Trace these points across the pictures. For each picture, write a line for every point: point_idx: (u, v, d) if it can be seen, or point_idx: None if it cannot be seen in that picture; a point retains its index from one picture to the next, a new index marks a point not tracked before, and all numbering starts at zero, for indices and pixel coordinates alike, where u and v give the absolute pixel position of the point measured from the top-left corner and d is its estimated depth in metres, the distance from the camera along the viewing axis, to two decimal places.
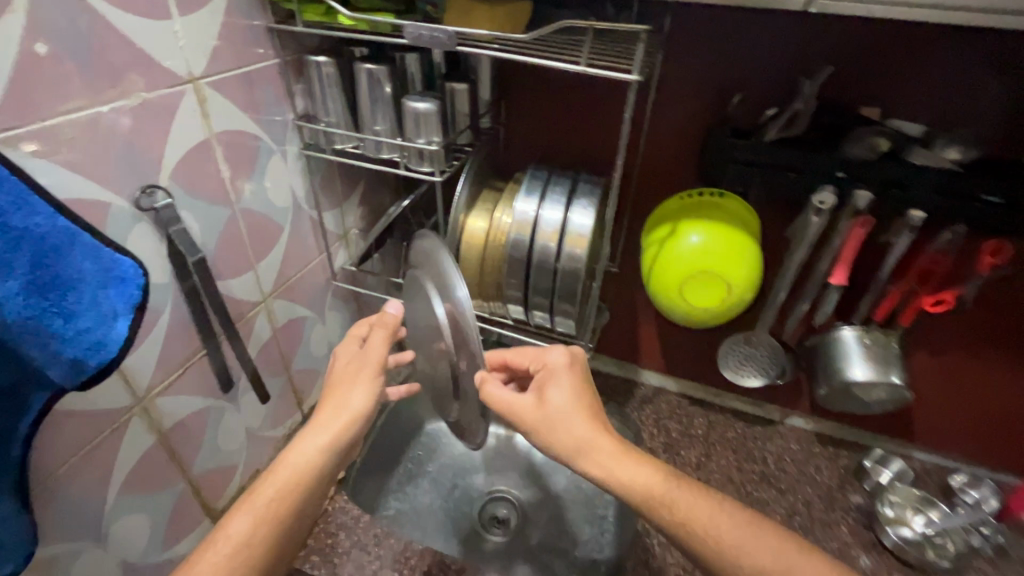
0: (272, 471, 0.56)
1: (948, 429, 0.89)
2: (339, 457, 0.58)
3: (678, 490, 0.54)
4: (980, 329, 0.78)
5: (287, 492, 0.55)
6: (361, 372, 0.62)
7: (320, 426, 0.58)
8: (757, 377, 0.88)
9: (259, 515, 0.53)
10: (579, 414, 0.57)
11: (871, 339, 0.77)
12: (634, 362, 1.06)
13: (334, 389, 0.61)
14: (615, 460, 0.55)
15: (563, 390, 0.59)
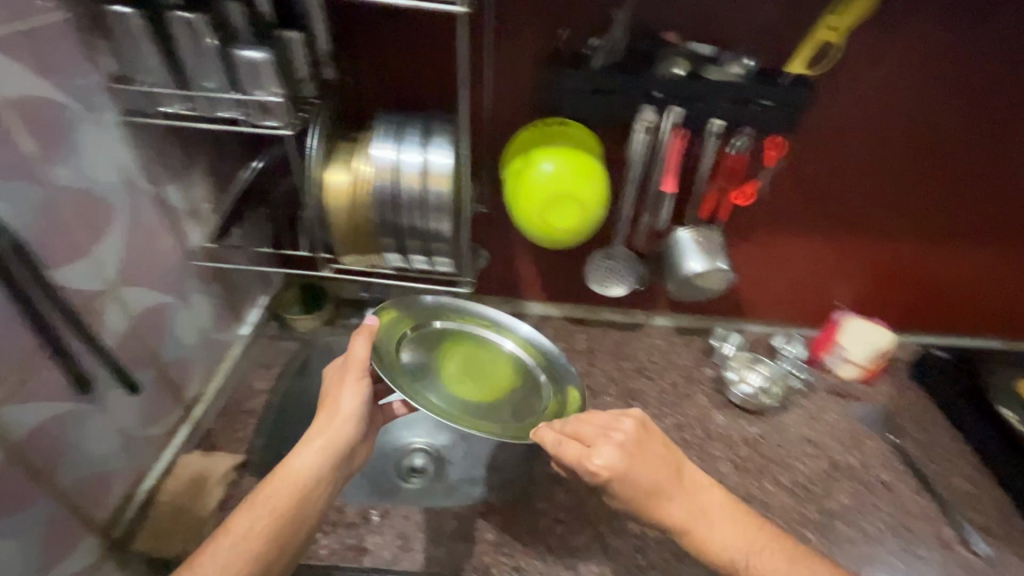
0: (273, 475, 0.64)
1: (767, 301, 1.11)
2: (333, 460, 0.67)
3: (716, 531, 0.63)
4: (775, 213, 0.97)
5: (283, 491, 0.63)
6: (346, 381, 0.71)
7: (318, 434, 0.67)
8: (620, 286, 1.00)
9: (258, 512, 0.61)
10: (659, 494, 0.63)
11: (701, 236, 0.92)
12: (518, 296, 1.15)
13: (329, 402, 0.70)
14: (701, 531, 0.62)
15: (642, 467, 0.63)
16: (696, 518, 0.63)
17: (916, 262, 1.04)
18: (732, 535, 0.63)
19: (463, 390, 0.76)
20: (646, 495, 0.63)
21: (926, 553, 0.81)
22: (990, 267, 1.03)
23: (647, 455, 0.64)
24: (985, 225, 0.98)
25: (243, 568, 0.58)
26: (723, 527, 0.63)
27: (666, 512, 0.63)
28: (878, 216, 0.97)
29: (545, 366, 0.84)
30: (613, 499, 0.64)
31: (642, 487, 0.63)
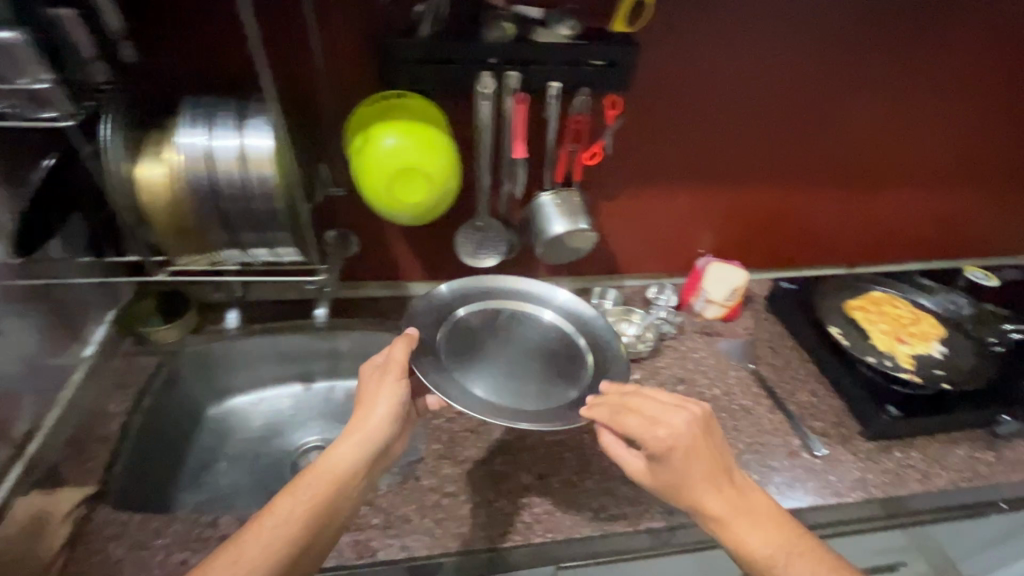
0: (314, 465, 0.69)
1: (639, 256, 1.18)
2: (365, 456, 0.70)
3: (749, 525, 0.64)
4: (632, 170, 1.01)
5: (322, 482, 0.67)
6: (385, 383, 0.75)
7: (355, 429, 0.71)
8: (492, 257, 1.01)
9: (294, 500, 0.65)
10: (709, 483, 0.65)
11: (561, 198, 0.95)
12: (399, 279, 1.15)
13: (364, 401, 0.74)
14: (745, 524, 0.64)
15: (698, 456, 0.66)
16: (730, 510, 0.65)
17: (764, 205, 1.13)
18: (768, 533, 0.64)
19: (499, 372, 0.88)
20: (683, 481, 0.66)
21: (776, 462, 0.91)
22: (824, 202, 1.15)
23: (707, 448, 0.67)
24: (816, 164, 1.08)
25: (276, 547, 0.62)
26: (756, 525, 0.64)
27: (702, 502, 0.65)
28: (726, 164, 1.04)
29: (585, 330, 0.95)
30: (661, 478, 0.68)
31: (677, 475, 0.66)
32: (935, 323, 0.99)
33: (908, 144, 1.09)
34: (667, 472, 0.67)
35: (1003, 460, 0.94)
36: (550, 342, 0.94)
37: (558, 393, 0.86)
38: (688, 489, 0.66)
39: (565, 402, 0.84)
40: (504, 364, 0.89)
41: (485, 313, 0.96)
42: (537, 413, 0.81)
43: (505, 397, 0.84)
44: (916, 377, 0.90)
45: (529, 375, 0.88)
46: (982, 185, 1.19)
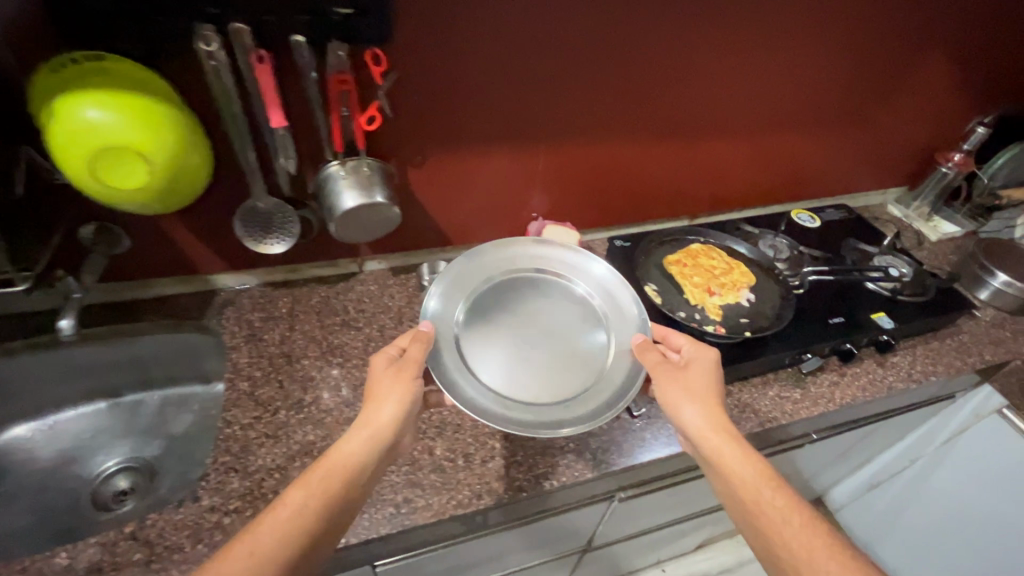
0: (326, 456, 0.65)
1: (471, 224, 1.12)
2: (376, 451, 0.67)
3: (742, 450, 0.69)
4: (438, 133, 0.94)
5: (334, 474, 0.64)
6: (401, 374, 0.71)
7: (367, 421, 0.68)
8: (281, 241, 0.90)
9: (310, 489, 0.62)
10: (713, 407, 0.72)
11: (348, 169, 0.86)
12: (197, 273, 1.02)
13: (376, 394, 0.69)
14: (736, 446, 0.69)
15: (707, 379, 0.75)
16: (732, 432, 0.70)
17: (595, 162, 1.11)
18: (749, 466, 0.68)
19: (512, 359, 0.80)
20: (693, 408, 0.72)
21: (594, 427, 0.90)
22: (656, 157, 1.15)
23: (709, 377, 0.75)
24: (641, 118, 1.06)
25: (285, 538, 0.58)
26: (748, 452, 0.69)
27: (706, 425, 0.70)
28: (545, 122, 1.00)
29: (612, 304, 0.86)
30: (677, 394, 0.73)
31: (695, 401, 0.72)
32: (744, 271, 1.00)
33: (728, 94, 1.08)
34: (698, 394, 0.73)
35: (807, 396, 0.98)
36: (564, 320, 0.85)
37: (576, 380, 0.79)
38: (701, 415, 0.71)
39: (585, 390, 0.78)
40: (518, 351, 0.81)
41: (494, 293, 0.85)
42: (553, 411, 0.75)
43: (516, 389, 0.77)
44: (722, 328, 0.90)
45: (544, 362, 0.81)
46: (804, 130, 1.23)
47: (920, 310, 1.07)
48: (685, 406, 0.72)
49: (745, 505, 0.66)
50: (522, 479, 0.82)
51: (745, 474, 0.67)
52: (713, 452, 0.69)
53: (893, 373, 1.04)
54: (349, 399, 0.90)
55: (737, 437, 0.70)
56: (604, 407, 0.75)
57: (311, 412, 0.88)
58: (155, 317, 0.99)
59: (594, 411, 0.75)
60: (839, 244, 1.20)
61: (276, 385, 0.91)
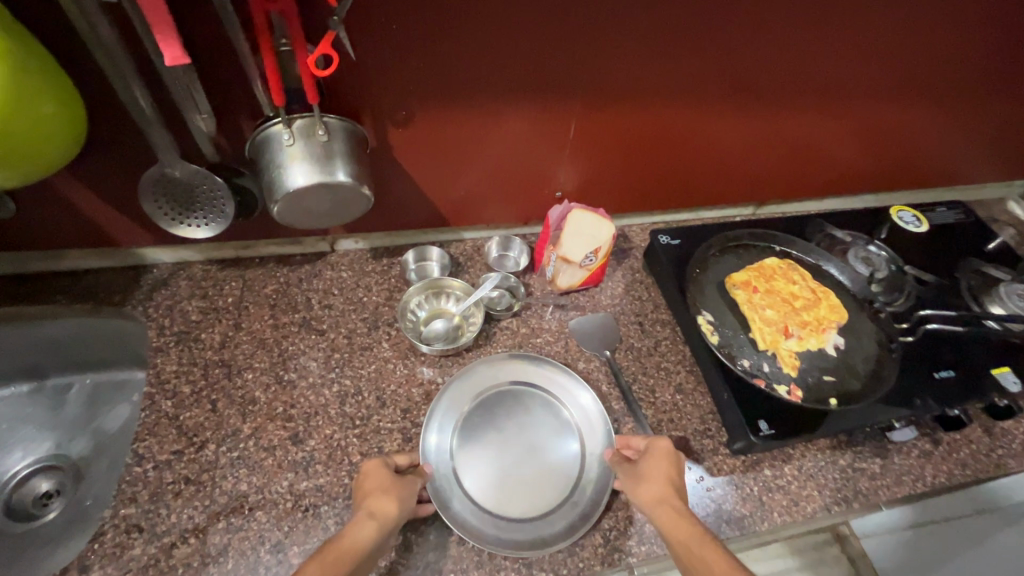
0: (334, 540, 0.54)
1: (476, 204, 0.87)
2: (380, 545, 0.57)
3: (692, 524, 0.57)
4: (438, 79, 0.67)
5: (349, 557, 0.53)
6: (409, 479, 0.64)
7: (375, 509, 0.58)
8: (207, 226, 0.66)
9: (325, 569, 0.50)
10: (660, 484, 0.62)
11: (297, 129, 0.60)
12: (121, 246, 0.80)
13: (377, 488, 0.60)
14: (684, 518, 0.58)
15: (657, 461, 0.64)
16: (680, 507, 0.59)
17: (650, 129, 0.83)
18: (695, 538, 0.55)
19: (496, 473, 0.70)
20: (647, 489, 0.62)
21: (609, 499, 0.69)
22: (730, 126, 0.87)
23: (662, 462, 0.64)
24: (723, 75, 0.77)
25: None
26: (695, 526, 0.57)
27: (649, 501, 0.61)
28: (590, 73, 0.72)
29: (584, 419, 0.74)
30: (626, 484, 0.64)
31: (647, 484, 0.62)
32: (836, 303, 0.74)
33: (852, 48, 0.77)
34: (646, 474, 0.64)
35: (888, 471, 0.76)
36: (546, 425, 0.74)
37: (552, 493, 0.69)
38: (645, 493, 0.62)
39: (563, 503, 0.68)
40: (500, 457, 0.71)
41: (486, 394, 0.75)
42: (528, 529, 0.66)
43: (500, 503, 0.68)
44: (798, 390, 0.67)
45: (525, 470, 0.70)
46: (937, 104, 0.91)
47: None
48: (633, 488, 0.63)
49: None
50: (509, 568, 0.63)
51: (694, 550, 0.54)
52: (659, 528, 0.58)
53: (1001, 445, 0.80)
54: (298, 434, 0.70)
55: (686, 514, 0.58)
56: (577, 525, 0.67)
57: (247, 450, 0.68)
58: (66, 300, 0.78)
59: (568, 529, 0.67)
60: (954, 261, 0.92)
61: (206, 408, 0.71)
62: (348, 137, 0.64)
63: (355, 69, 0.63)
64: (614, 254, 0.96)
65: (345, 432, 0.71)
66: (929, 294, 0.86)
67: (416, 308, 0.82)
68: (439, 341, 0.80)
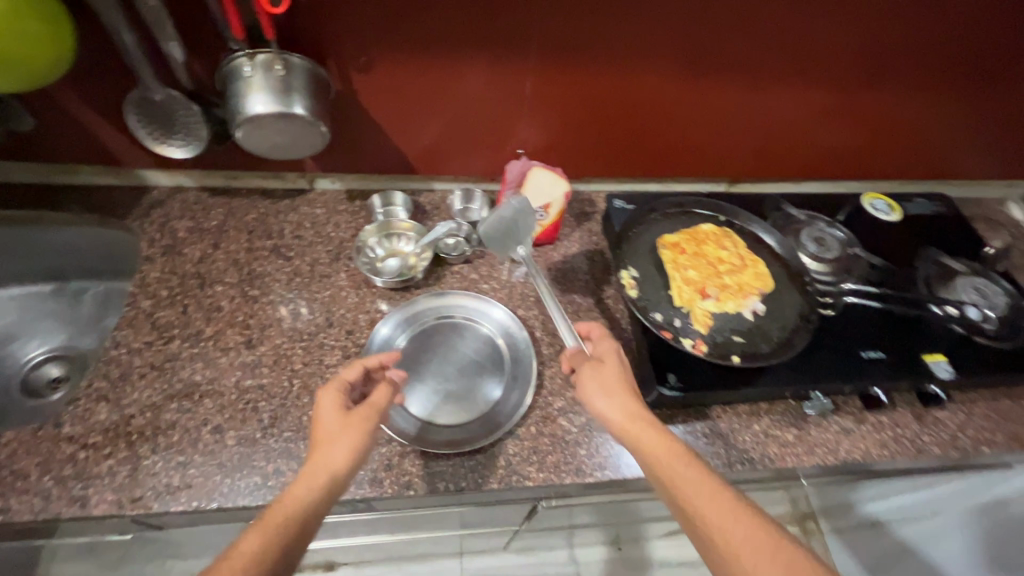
0: (275, 505, 0.53)
1: (444, 154, 0.93)
2: (335, 494, 0.56)
3: (679, 449, 0.58)
4: (399, 26, 0.73)
5: (292, 523, 0.52)
6: (359, 423, 0.61)
7: (321, 462, 0.56)
8: (183, 147, 0.75)
9: (267, 537, 0.50)
10: (624, 399, 0.62)
11: (257, 63, 0.67)
12: (126, 167, 0.90)
13: (327, 439, 0.59)
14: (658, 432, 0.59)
15: (616, 377, 0.65)
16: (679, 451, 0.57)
17: (613, 92, 0.86)
18: (676, 456, 0.57)
19: (429, 389, 0.77)
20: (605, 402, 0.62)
21: (520, 429, 0.75)
22: (696, 96, 0.88)
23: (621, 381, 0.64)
24: (682, 40, 0.79)
25: None
26: (706, 474, 0.56)
27: (645, 443, 0.58)
28: (548, 30, 0.76)
29: (511, 350, 0.81)
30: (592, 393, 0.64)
31: (597, 384, 0.64)
32: (761, 271, 0.77)
33: (816, 16, 0.78)
34: (616, 390, 0.63)
35: (801, 441, 0.78)
36: (477, 352, 0.81)
37: (476, 406, 0.76)
38: (637, 432, 0.59)
39: (483, 415, 0.75)
40: (434, 374, 0.78)
41: (427, 326, 0.82)
42: (451, 432, 0.74)
43: (430, 412, 0.75)
44: (702, 346, 0.70)
45: (454, 386, 0.77)
46: (916, 83, 0.90)
47: (997, 361, 0.80)
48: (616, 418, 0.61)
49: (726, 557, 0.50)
50: (414, 474, 0.70)
51: (680, 472, 0.55)
52: (663, 474, 0.56)
53: (929, 433, 0.80)
54: (251, 340, 0.79)
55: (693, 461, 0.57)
56: (492, 431, 0.74)
57: (205, 348, 0.77)
58: (76, 209, 0.90)
59: (485, 434, 0.74)
60: (915, 250, 0.91)
61: (178, 310, 0.81)
62: (307, 75, 0.71)
63: (317, 11, 0.69)
64: (576, 216, 1.00)
65: (293, 343, 0.79)
66: (880, 278, 0.86)
67: (372, 248, 0.89)
68: (390, 276, 0.87)
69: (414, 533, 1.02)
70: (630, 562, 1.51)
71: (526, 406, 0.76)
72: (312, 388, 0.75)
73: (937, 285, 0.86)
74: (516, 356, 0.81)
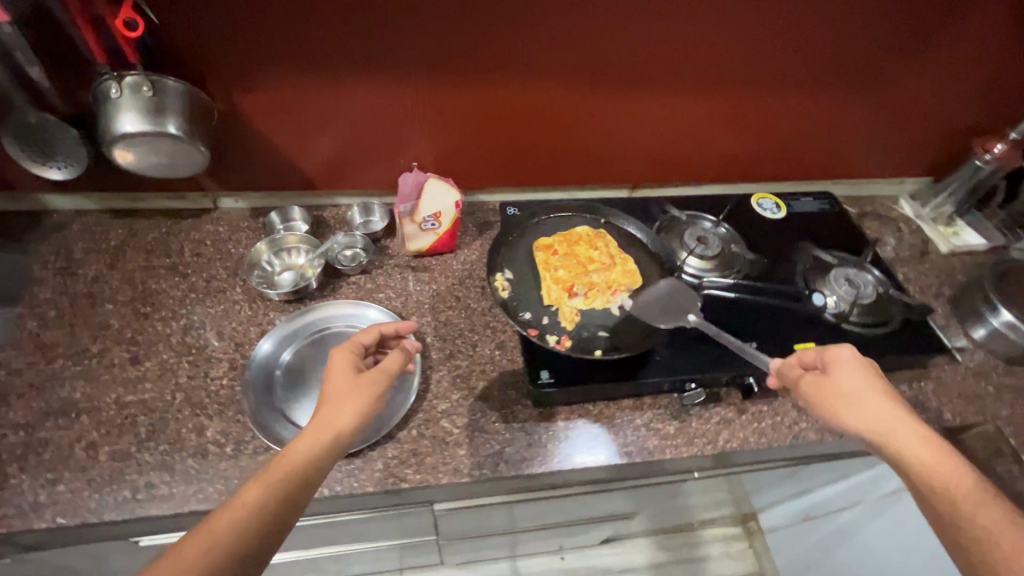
0: (279, 457, 0.56)
1: (341, 169, 0.95)
2: (337, 452, 0.59)
3: (941, 457, 0.55)
4: (273, 45, 0.76)
5: (296, 473, 0.55)
6: (366, 385, 0.62)
7: (326, 421, 0.59)
8: (63, 169, 0.77)
9: (265, 492, 0.53)
10: (878, 396, 0.61)
11: (125, 86, 0.69)
12: (23, 192, 0.91)
13: (334, 398, 0.61)
14: (915, 428, 0.58)
15: (855, 378, 0.63)
16: (964, 481, 0.53)
17: (498, 104, 0.91)
18: (944, 479, 0.54)
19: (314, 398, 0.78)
20: (845, 403, 0.61)
21: (400, 433, 0.76)
22: (578, 105, 0.93)
23: (865, 380, 0.63)
24: (552, 52, 0.85)
25: (222, 534, 0.50)
26: (1002, 506, 0.52)
27: (921, 459, 0.56)
28: (422, 45, 0.80)
29: None
30: (812, 395, 0.64)
31: (843, 398, 0.62)
32: (630, 269, 0.83)
33: (677, 24, 0.84)
34: (851, 396, 0.61)
35: (681, 433, 0.80)
36: None
37: None
38: (912, 449, 0.57)
39: None
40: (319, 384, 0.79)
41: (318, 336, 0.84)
42: None
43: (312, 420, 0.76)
44: (566, 341, 0.74)
45: None
46: (786, 88, 0.96)
47: (866, 347, 0.84)
48: (869, 428, 0.59)
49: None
50: None
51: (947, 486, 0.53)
52: (946, 510, 0.52)
53: (806, 420, 0.83)
54: (137, 356, 0.80)
55: (979, 491, 0.53)
56: (372, 434, 0.75)
57: (89, 365, 0.78)
58: None
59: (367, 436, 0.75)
60: (794, 246, 0.95)
61: (65, 329, 0.81)
62: (180, 96, 0.73)
63: (185, 35, 0.73)
64: (477, 225, 1.03)
65: (180, 357, 0.80)
66: (757, 272, 0.90)
67: (268, 262, 0.91)
68: (285, 289, 0.89)
69: (333, 547, 1.02)
70: (575, 572, 1.51)
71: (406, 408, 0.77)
72: (193, 401, 0.76)
73: (814, 278, 0.90)
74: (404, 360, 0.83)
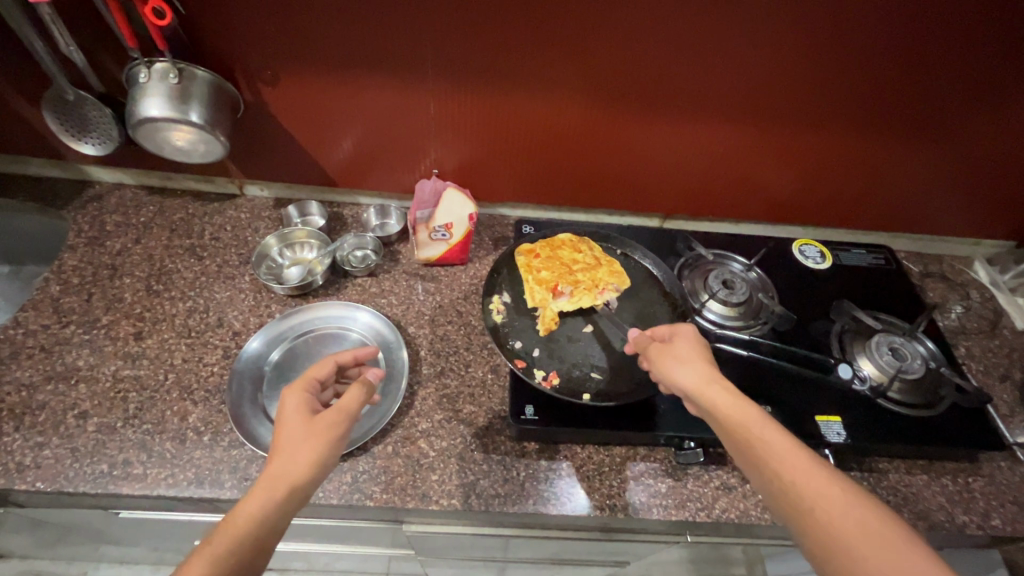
0: (220, 528, 0.49)
1: (362, 170, 0.95)
2: (292, 510, 0.52)
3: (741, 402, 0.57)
4: (299, 45, 0.76)
5: (244, 544, 0.48)
6: (317, 433, 0.55)
7: (275, 477, 0.52)
8: (87, 144, 0.80)
9: (207, 574, 0.46)
10: (701, 360, 0.62)
11: (154, 72, 0.71)
12: (71, 162, 0.96)
13: (284, 448, 0.54)
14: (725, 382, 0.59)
15: (688, 346, 0.64)
16: (751, 414, 0.55)
17: (522, 120, 0.87)
18: (744, 420, 0.55)
19: None
20: (682, 370, 0.61)
21: (375, 447, 0.74)
22: (607, 128, 0.88)
23: (693, 351, 0.63)
24: (582, 72, 0.79)
25: None
26: (789, 439, 0.53)
27: (731, 411, 0.56)
28: (442, 55, 0.77)
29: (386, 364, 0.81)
30: (656, 364, 0.64)
31: (680, 363, 0.62)
32: (615, 269, 0.84)
33: (721, 53, 0.76)
34: (682, 360, 0.62)
35: (674, 492, 0.73)
36: None
37: None
38: (722, 402, 0.57)
39: None
40: None
41: (310, 336, 0.83)
42: None
43: None
44: (554, 378, 0.72)
45: None
46: (846, 129, 0.86)
47: (901, 430, 0.73)
48: (693, 385, 0.59)
49: (835, 551, 0.46)
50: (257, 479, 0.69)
51: (751, 431, 0.54)
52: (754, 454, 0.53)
53: None
54: (141, 332, 0.82)
55: (768, 422, 0.55)
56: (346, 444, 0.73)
57: (96, 335, 0.81)
58: (19, 197, 0.95)
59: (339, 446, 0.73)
60: (832, 303, 0.86)
61: (82, 297, 0.85)
62: (206, 85, 0.74)
63: (216, 28, 0.74)
64: (493, 240, 0.99)
65: (179, 338, 0.82)
66: (786, 330, 0.83)
67: (279, 255, 0.93)
68: (291, 282, 0.89)
69: (310, 546, 1.01)
70: None
71: (383, 424, 0.75)
72: (183, 384, 0.77)
73: (852, 343, 0.81)
74: (393, 371, 0.80)
